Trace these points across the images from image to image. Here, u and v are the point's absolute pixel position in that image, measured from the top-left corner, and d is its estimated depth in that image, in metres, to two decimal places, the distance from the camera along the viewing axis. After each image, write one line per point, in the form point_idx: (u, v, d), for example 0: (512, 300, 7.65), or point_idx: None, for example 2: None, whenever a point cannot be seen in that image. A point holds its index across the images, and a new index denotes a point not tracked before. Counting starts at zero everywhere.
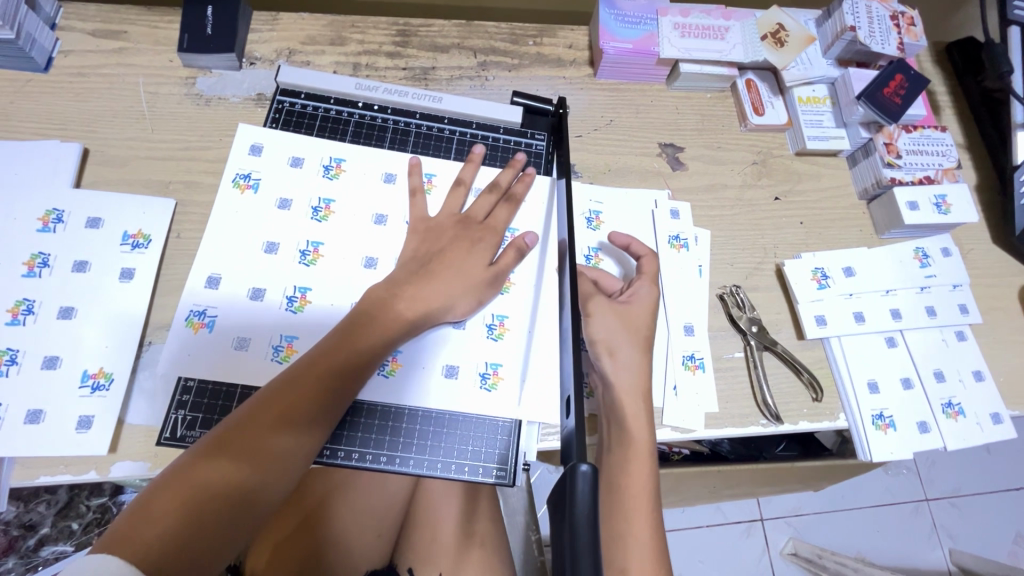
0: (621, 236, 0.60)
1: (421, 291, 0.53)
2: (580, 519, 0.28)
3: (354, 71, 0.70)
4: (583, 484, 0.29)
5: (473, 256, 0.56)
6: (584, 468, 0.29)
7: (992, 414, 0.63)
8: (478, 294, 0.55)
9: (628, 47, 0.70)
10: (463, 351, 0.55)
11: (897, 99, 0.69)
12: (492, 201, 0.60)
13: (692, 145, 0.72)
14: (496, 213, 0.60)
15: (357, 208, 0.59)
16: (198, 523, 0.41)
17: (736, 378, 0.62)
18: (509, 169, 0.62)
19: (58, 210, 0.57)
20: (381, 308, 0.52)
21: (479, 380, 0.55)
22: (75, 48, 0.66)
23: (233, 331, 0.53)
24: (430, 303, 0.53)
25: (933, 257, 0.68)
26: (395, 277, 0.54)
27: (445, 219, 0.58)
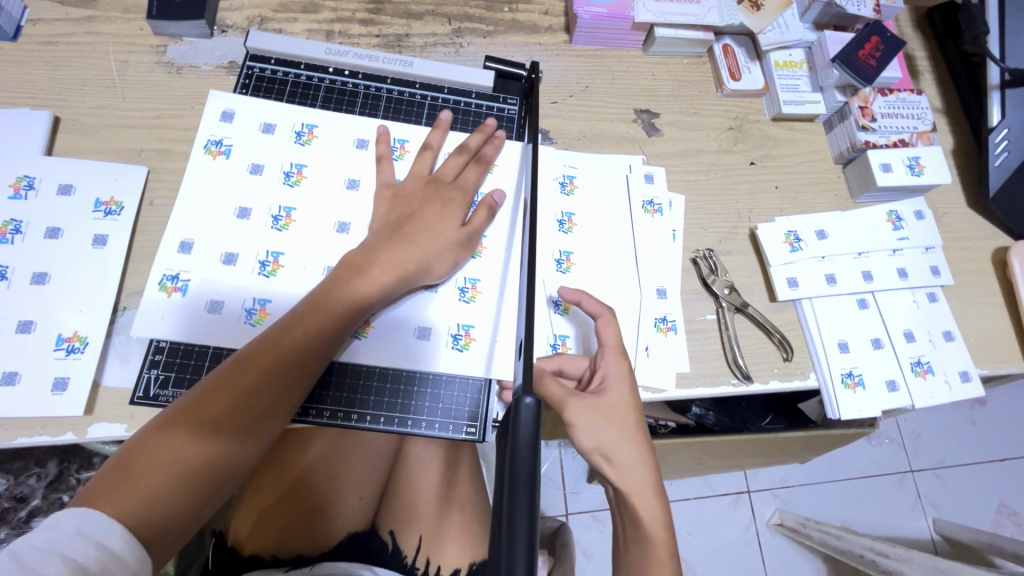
0: (571, 291, 0.58)
1: (396, 255, 0.53)
2: (522, 445, 0.29)
3: (327, 38, 0.69)
4: (527, 414, 0.30)
5: (443, 217, 0.56)
6: (529, 401, 0.30)
7: (960, 372, 0.64)
8: (451, 256, 0.55)
9: (603, 11, 0.69)
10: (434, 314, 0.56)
11: (873, 61, 0.68)
12: (461, 162, 0.60)
13: (668, 110, 0.72)
14: (465, 174, 0.60)
15: (329, 171, 0.59)
16: (177, 485, 0.43)
17: (707, 340, 0.63)
18: (479, 133, 0.62)
19: (29, 177, 0.57)
20: (357, 274, 0.52)
21: (451, 341, 0.56)
22: (44, 16, 0.65)
23: (207, 295, 0.54)
24: (404, 268, 0.53)
25: (906, 219, 0.69)
26: (370, 243, 0.54)
27: (415, 182, 0.58)
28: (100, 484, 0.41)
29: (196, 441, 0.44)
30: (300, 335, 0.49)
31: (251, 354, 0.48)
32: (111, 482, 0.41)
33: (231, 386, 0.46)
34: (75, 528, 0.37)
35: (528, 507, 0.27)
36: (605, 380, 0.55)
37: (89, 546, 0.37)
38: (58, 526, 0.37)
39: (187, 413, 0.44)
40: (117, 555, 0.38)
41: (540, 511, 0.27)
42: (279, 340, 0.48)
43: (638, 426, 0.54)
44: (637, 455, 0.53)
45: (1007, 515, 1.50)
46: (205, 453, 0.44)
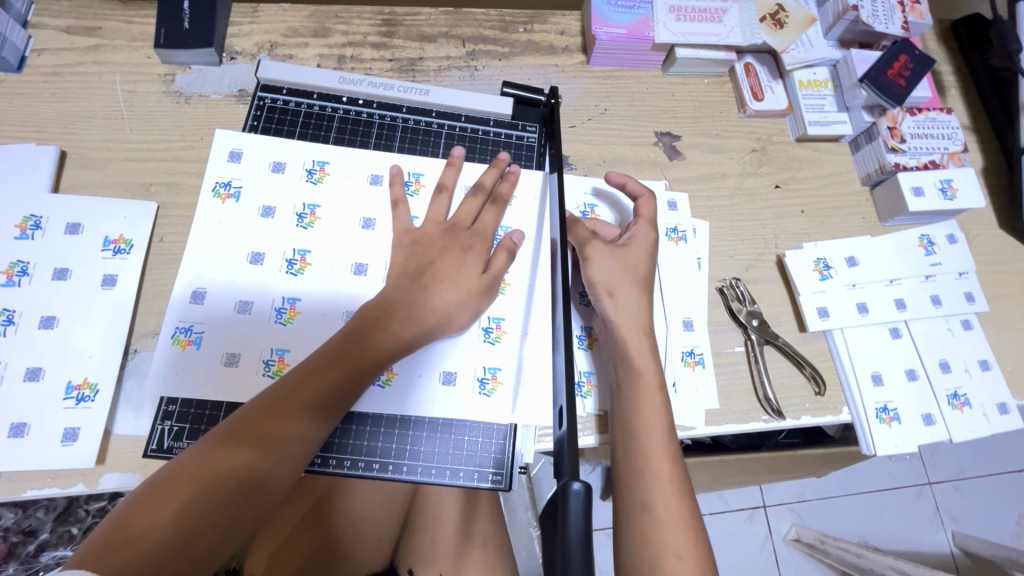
0: (616, 175, 0.60)
1: (415, 308, 0.51)
2: (573, 546, 0.27)
3: (339, 63, 0.67)
4: (576, 505, 0.27)
5: (464, 264, 0.54)
6: (578, 489, 0.28)
7: (998, 404, 0.62)
8: (473, 306, 0.53)
9: (622, 32, 0.67)
10: (461, 366, 0.54)
11: (902, 81, 0.66)
12: (478, 204, 0.58)
13: (690, 133, 0.70)
14: (483, 216, 0.58)
15: (343, 209, 0.57)
16: (181, 543, 0.40)
17: (736, 374, 0.61)
18: (493, 169, 0.60)
19: (36, 216, 0.55)
20: (376, 325, 0.50)
21: (478, 386, 0.53)
22: (49, 45, 0.64)
23: (221, 346, 0.52)
24: (422, 320, 0.51)
25: (938, 244, 0.67)
26: (390, 294, 0.52)
27: (432, 228, 0.56)
28: (102, 539, 0.39)
29: (204, 493, 0.42)
30: (322, 383, 0.48)
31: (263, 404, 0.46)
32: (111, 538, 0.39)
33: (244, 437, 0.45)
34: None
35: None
36: (630, 239, 0.59)
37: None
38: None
39: (197, 465, 0.43)
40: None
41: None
42: (302, 389, 0.47)
43: (659, 385, 0.53)
44: (638, 310, 0.55)
45: None
46: (213, 506, 0.42)
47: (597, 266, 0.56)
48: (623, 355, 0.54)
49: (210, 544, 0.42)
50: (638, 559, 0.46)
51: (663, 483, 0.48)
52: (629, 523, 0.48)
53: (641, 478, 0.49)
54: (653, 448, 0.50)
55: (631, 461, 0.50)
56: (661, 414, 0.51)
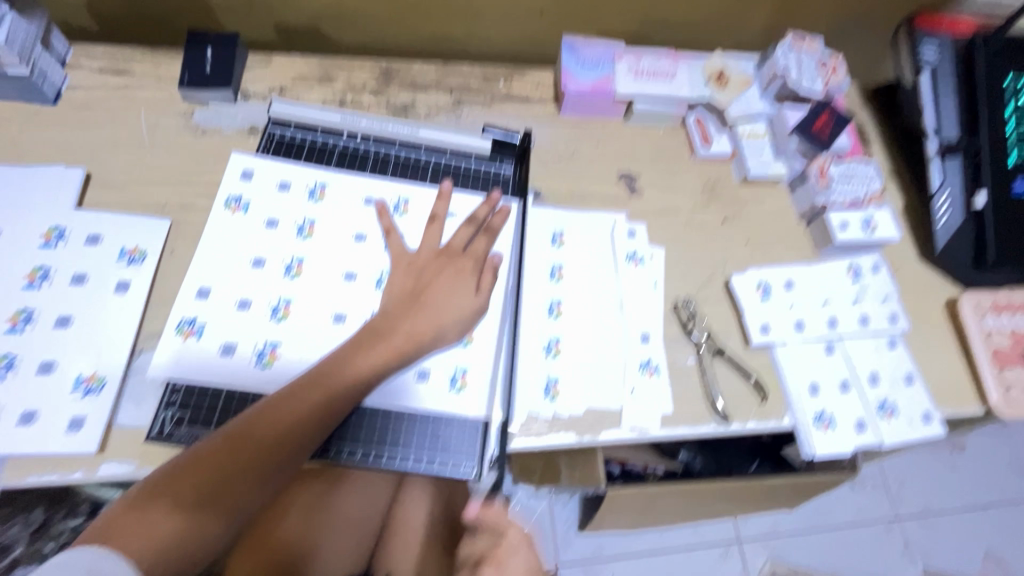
0: (575, 224, 0.73)
1: (413, 325, 0.58)
2: None
3: (340, 105, 0.77)
4: None
5: (454, 282, 0.61)
6: None
7: (922, 414, 0.69)
8: (462, 326, 0.60)
9: (588, 87, 0.78)
10: (438, 367, 0.61)
11: (825, 133, 0.77)
12: (471, 232, 0.66)
13: (647, 173, 0.80)
14: (475, 243, 0.65)
15: (337, 225, 0.64)
16: (182, 539, 0.45)
17: (689, 382, 0.67)
18: (486, 204, 0.68)
19: (60, 227, 0.61)
20: (376, 341, 0.57)
21: (451, 384, 0.60)
22: (83, 83, 0.72)
23: (220, 338, 0.58)
24: (416, 335, 0.58)
25: (865, 272, 0.76)
26: (389, 310, 0.59)
27: (426, 253, 0.63)
28: (111, 531, 0.44)
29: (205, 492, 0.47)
30: (323, 390, 0.53)
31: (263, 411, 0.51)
32: (114, 531, 0.44)
33: (244, 444, 0.49)
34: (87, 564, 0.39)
35: None
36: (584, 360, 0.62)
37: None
38: (73, 563, 0.39)
39: (200, 464, 0.48)
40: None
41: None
42: (302, 395, 0.52)
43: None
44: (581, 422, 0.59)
45: (994, 563, 1.51)
46: (213, 507, 0.47)
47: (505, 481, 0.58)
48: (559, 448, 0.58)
49: (205, 541, 0.47)
50: None
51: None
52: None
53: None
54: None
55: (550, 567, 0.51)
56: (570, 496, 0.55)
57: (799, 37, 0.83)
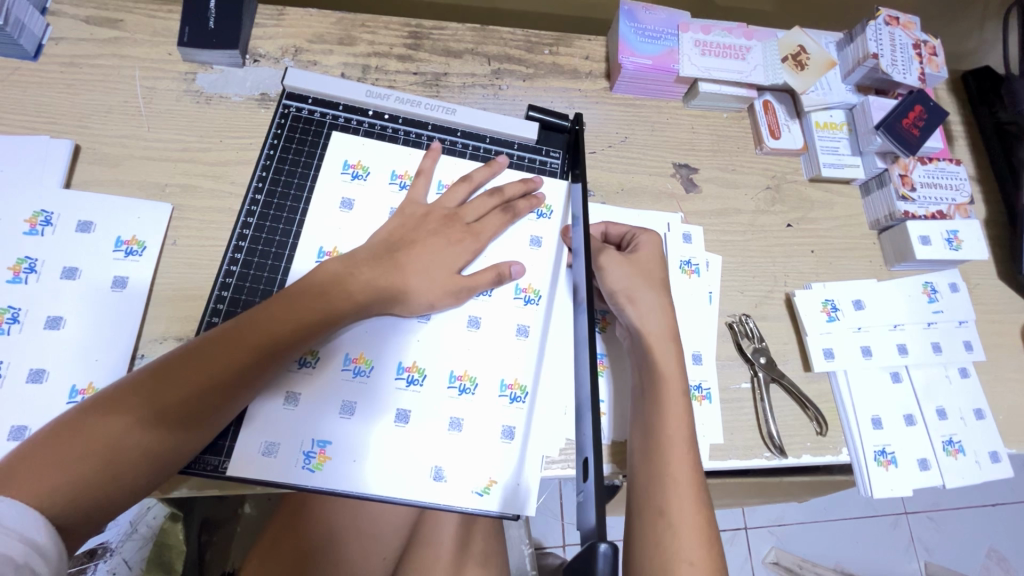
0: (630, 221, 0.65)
1: (380, 277, 0.52)
2: None
3: (363, 73, 0.67)
4: (603, 564, 0.29)
5: (437, 246, 0.55)
6: (606, 548, 0.29)
7: (990, 452, 0.64)
8: (435, 296, 0.53)
9: (648, 63, 0.68)
10: (480, 348, 0.54)
11: (915, 131, 0.68)
12: (491, 205, 0.59)
13: (706, 166, 0.71)
14: (487, 219, 0.58)
15: (372, 211, 0.58)
16: (89, 494, 0.39)
17: (742, 410, 0.61)
18: (521, 184, 0.60)
19: (46, 211, 0.54)
20: (330, 289, 0.50)
21: (507, 396, 0.53)
22: (67, 34, 0.62)
23: None
24: (388, 289, 0.52)
25: (941, 292, 0.68)
26: (363, 256, 0.53)
27: (434, 211, 0.57)
28: (18, 462, 0.38)
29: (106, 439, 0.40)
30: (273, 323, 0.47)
31: (170, 365, 0.44)
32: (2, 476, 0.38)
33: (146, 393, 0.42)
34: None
35: None
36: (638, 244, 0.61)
37: (11, 540, 0.35)
38: None
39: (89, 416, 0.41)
40: (47, 559, 0.36)
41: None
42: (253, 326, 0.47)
43: (683, 390, 0.54)
44: (659, 304, 0.58)
45: (995, 560, 1.52)
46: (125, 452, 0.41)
47: (611, 276, 0.59)
48: (648, 360, 0.55)
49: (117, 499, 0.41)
50: (651, 567, 0.48)
51: (684, 521, 0.49)
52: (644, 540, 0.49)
53: (663, 483, 0.50)
54: (675, 464, 0.51)
55: (651, 461, 0.51)
56: (681, 406, 0.53)
57: (894, 14, 0.71)
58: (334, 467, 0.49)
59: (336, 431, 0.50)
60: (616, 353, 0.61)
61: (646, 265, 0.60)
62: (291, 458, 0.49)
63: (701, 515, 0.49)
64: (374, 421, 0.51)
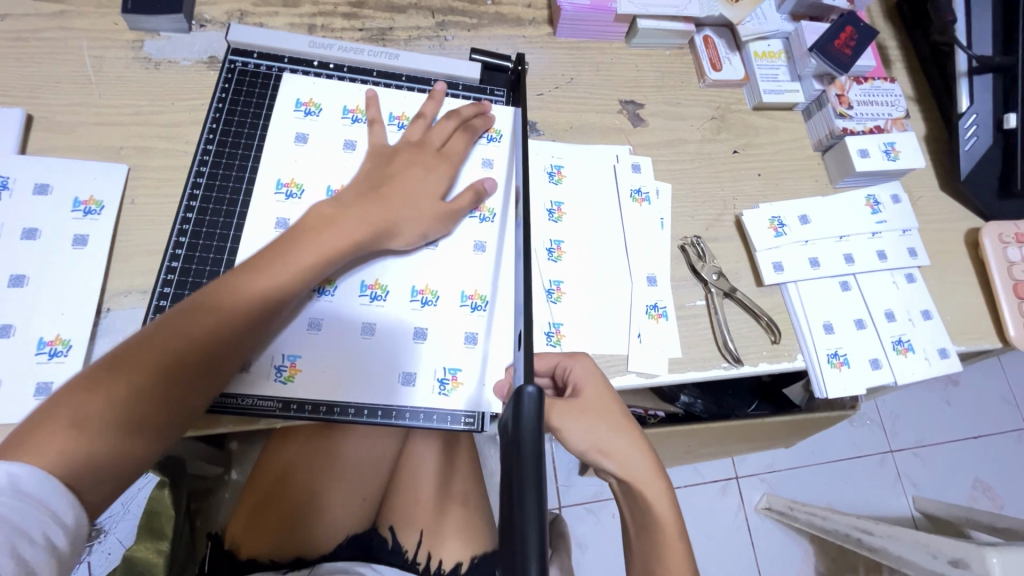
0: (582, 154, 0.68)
1: (369, 212, 0.53)
2: (525, 429, 0.32)
3: (310, 32, 0.68)
4: (529, 401, 0.33)
5: (416, 177, 0.57)
6: (530, 389, 0.34)
7: (938, 349, 0.66)
8: (424, 224, 0.56)
9: (586, 4, 0.70)
10: (438, 263, 0.57)
11: (847, 50, 0.70)
12: (451, 128, 0.61)
13: (651, 102, 0.73)
14: (452, 142, 0.60)
15: (326, 144, 0.60)
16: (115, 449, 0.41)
17: (698, 325, 0.64)
18: (473, 106, 0.63)
19: (2, 176, 0.55)
20: (317, 231, 0.51)
21: (466, 304, 0.57)
22: (12, 11, 0.63)
23: None
24: (380, 225, 0.53)
25: (884, 203, 0.71)
26: (348, 195, 0.54)
27: (401, 145, 0.59)
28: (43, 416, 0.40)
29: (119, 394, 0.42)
30: (276, 268, 0.49)
31: (175, 318, 0.45)
32: (20, 440, 0.38)
33: (152, 347, 0.43)
34: (6, 475, 0.36)
35: (533, 465, 0.30)
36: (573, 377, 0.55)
37: (39, 515, 0.36)
38: None
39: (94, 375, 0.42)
40: (65, 526, 0.38)
41: (546, 476, 0.30)
42: (256, 273, 0.48)
43: (659, 472, 0.55)
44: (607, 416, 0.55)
45: (981, 489, 1.55)
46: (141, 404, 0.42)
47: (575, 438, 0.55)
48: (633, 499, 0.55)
49: (142, 450, 0.43)
50: None
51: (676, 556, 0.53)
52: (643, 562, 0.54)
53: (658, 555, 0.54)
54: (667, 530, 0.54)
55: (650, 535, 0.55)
56: (657, 486, 0.55)
57: None
58: (306, 381, 0.52)
59: (303, 346, 0.52)
60: (566, 273, 0.62)
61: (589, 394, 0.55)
62: (262, 373, 0.52)
63: (674, 518, 0.54)
64: (344, 338, 0.53)
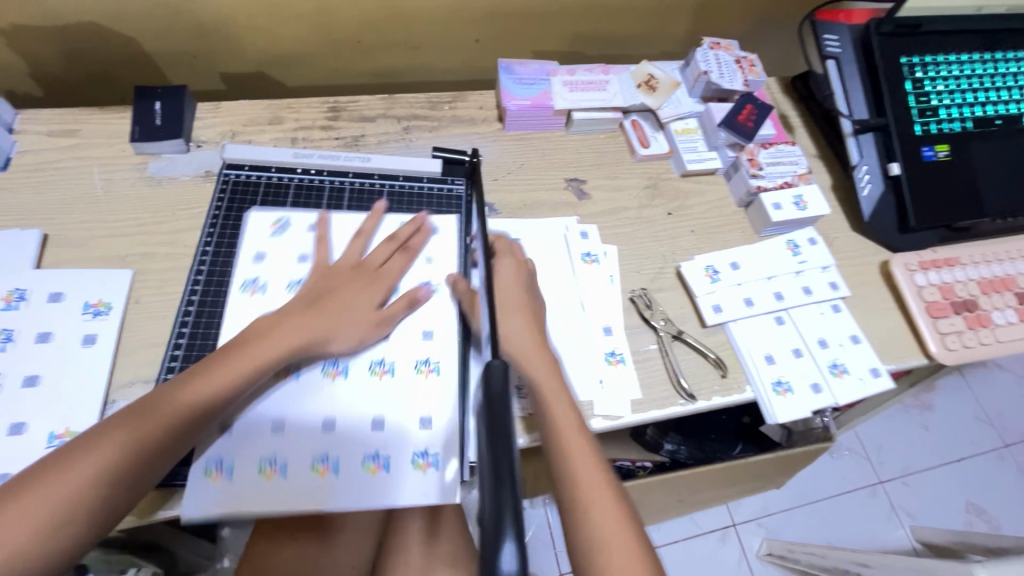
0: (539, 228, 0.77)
1: (302, 325, 0.60)
2: (495, 395, 0.34)
3: (292, 144, 0.80)
4: (496, 373, 0.35)
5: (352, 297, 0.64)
6: (497, 363, 0.35)
7: (870, 369, 0.74)
8: (362, 331, 0.62)
9: (528, 103, 0.83)
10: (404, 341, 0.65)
11: (750, 123, 0.84)
12: (390, 251, 0.69)
13: (593, 177, 0.85)
14: (391, 262, 0.68)
15: (284, 256, 0.67)
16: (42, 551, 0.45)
17: (653, 367, 0.71)
18: (411, 224, 0.71)
19: (20, 288, 0.62)
20: (253, 345, 0.58)
21: (423, 334, 0.65)
22: (33, 147, 0.73)
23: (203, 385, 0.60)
24: (316, 333, 0.60)
25: (803, 246, 0.81)
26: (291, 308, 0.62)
27: (348, 264, 0.67)
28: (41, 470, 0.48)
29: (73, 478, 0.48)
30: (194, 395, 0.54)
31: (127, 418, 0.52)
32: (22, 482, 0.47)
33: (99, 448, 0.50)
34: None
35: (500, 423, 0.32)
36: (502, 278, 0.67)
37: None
38: None
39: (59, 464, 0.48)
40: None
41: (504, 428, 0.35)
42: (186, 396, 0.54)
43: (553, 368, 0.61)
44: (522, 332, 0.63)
45: (975, 512, 1.57)
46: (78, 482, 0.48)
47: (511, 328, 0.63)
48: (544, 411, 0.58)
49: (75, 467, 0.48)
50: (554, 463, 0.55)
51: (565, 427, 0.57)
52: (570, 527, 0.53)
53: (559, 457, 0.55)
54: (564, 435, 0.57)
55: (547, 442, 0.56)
56: (560, 396, 0.60)
57: (715, 40, 0.90)
58: (280, 482, 0.56)
59: (228, 448, 0.57)
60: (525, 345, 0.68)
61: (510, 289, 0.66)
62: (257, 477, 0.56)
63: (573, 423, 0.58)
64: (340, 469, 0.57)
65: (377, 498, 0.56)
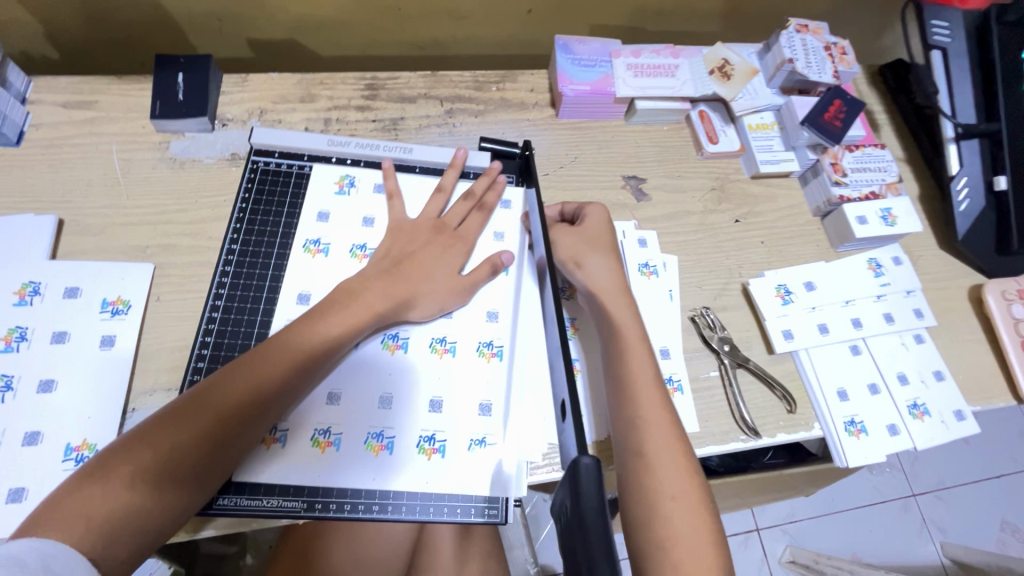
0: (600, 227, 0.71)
1: (392, 286, 0.56)
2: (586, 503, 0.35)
3: (326, 125, 0.72)
4: (587, 473, 0.35)
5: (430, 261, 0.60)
6: (587, 460, 0.36)
7: (955, 411, 0.66)
8: (442, 299, 0.58)
9: (587, 89, 0.74)
10: (458, 331, 0.59)
11: (837, 122, 0.74)
12: (468, 209, 0.65)
13: (653, 176, 0.76)
14: (470, 221, 0.64)
15: (346, 218, 0.63)
16: (153, 512, 0.42)
17: (714, 398, 0.64)
18: (485, 179, 0.67)
19: (35, 281, 0.57)
20: (344, 303, 0.54)
21: (489, 315, 0.61)
22: (47, 120, 0.67)
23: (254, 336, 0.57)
24: (399, 297, 0.56)
25: (886, 266, 0.73)
26: (369, 272, 0.57)
27: (421, 222, 0.63)
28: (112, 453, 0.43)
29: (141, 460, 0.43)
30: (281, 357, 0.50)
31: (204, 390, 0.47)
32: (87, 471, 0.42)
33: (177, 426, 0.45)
34: (34, 549, 0.37)
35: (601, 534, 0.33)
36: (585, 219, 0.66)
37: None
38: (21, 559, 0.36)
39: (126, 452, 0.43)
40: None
41: (615, 544, 0.33)
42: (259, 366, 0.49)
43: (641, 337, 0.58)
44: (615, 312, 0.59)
45: (1011, 532, 1.51)
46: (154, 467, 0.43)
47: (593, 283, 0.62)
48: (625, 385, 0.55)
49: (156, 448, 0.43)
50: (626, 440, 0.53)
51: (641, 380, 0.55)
52: (636, 518, 0.49)
53: (636, 427, 0.53)
54: (647, 409, 0.54)
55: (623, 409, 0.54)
56: (647, 362, 0.56)
57: (803, 22, 0.79)
58: (332, 455, 0.53)
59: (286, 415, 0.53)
60: (590, 341, 0.64)
61: (596, 234, 0.65)
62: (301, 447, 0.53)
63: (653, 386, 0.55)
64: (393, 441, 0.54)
65: (430, 483, 0.53)
